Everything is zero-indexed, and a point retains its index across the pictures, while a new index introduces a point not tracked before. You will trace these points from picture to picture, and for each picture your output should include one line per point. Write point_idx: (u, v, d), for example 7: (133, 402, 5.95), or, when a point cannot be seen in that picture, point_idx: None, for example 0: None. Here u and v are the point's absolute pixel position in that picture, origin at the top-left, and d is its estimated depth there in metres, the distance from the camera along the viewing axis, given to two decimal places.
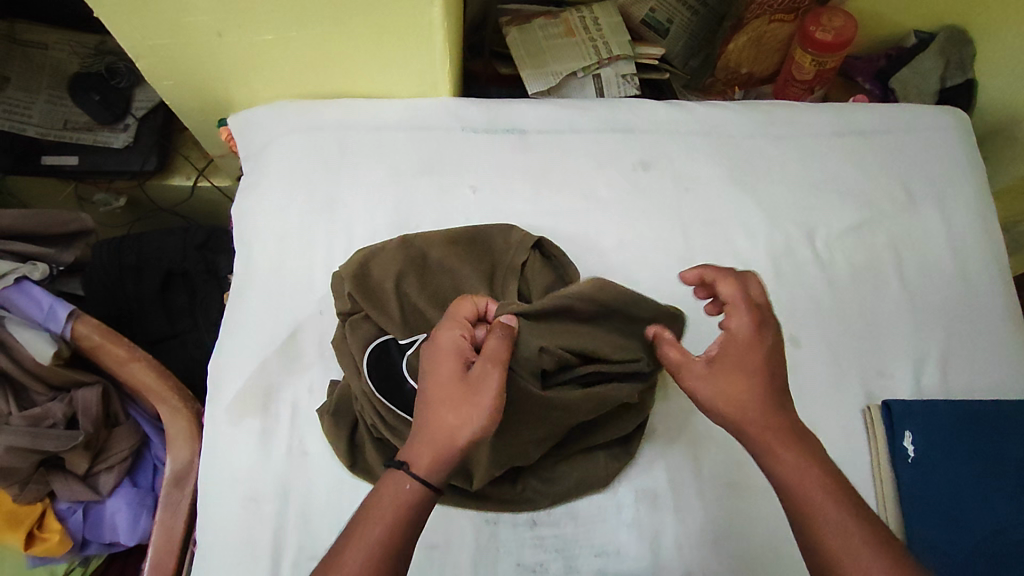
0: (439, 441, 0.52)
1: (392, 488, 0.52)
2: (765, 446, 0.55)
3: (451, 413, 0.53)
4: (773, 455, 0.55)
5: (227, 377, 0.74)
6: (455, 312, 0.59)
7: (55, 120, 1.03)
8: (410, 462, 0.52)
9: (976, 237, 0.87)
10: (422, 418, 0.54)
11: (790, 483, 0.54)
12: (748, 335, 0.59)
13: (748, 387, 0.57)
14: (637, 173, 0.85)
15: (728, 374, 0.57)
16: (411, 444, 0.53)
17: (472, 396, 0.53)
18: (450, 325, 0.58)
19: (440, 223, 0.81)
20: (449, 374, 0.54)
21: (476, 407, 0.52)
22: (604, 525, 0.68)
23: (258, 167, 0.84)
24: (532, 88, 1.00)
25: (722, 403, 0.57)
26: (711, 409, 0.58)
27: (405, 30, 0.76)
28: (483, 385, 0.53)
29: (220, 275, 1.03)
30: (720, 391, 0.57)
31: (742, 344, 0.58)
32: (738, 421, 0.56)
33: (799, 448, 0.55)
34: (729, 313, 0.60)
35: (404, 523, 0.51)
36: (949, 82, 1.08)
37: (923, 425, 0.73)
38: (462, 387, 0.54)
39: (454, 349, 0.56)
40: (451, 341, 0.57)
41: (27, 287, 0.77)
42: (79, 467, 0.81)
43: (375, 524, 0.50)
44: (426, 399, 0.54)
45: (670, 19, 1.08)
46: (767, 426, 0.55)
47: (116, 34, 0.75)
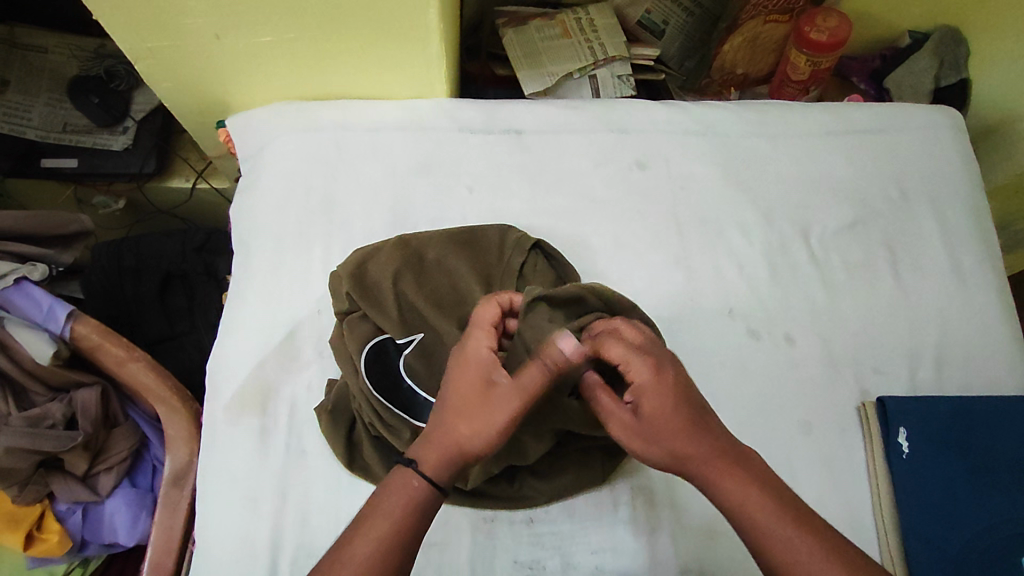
0: (448, 447, 0.53)
1: (399, 485, 0.52)
2: (707, 479, 0.53)
3: (463, 422, 0.53)
4: (718, 488, 0.53)
5: (226, 377, 0.74)
6: (481, 318, 0.58)
7: (53, 123, 1.04)
8: (418, 461, 0.53)
9: (970, 235, 0.87)
10: (437, 421, 0.54)
11: (736, 513, 0.52)
12: (653, 385, 0.54)
13: (677, 433, 0.53)
14: (633, 173, 0.86)
15: (652, 427, 0.54)
16: (422, 444, 0.54)
17: (486, 409, 0.52)
18: (476, 333, 0.57)
19: (438, 223, 0.81)
20: (467, 385, 0.54)
21: (487, 419, 0.52)
22: (601, 523, 0.68)
23: (257, 168, 0.84)
24: (529, 88, 1.00)
25: (655, 458, 0.54)
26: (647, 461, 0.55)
27: (403, 32, 0.77)
28: (499, 399, 0.52)
29: (219, 277, 1.03)
30: (652, 443, 0.54)
31: (655, 396, 0.53)
32: (676, 465, 0.54)
33: (744, 474, 0.53)
34: (628, 368, 0.54)
35: (409, 520, 0.51)
36: (944, 81, 1.08)
37: (918, 423, 0.73)
38: (478, 398, 0.53)
39: (478, 362, 0.55)
40: (477, 353, 0.56)
41: (27, 288, 0.77)
42: (78, 468, 0.81)
43: (381, 519, 0.51)
44: (443, 403, 0.55)
45: (665, 20, 1.08)
46: (707, 460, 0.53)
47: (116, 37, 0.76)
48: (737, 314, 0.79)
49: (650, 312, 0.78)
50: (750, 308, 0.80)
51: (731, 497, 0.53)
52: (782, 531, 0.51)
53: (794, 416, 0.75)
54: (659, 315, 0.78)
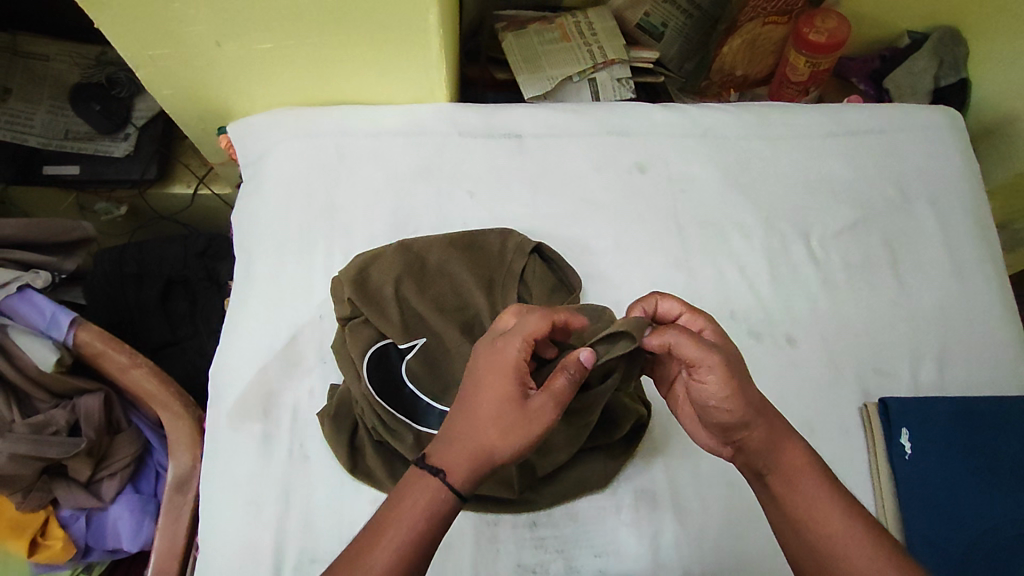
0: (479, 455, 0.51)
1: (424, 492, 0.50)
2: (777, 438, 0.54)
3: (498, 431, 0.51)
4: (782, 450, 0.54)
5: (228, 383, 0.74)
6: (525, 323, 0.55)
7: (56, 130, 1.04)
8: (445, 470, 0.51)
9: (970, 233, 0.87)
10: (466, 426, 0.52)
11: (794, 478, 0.53)
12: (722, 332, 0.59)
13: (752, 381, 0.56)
14: (633, 175, 0.86)
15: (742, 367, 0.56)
16: (446, 450, 0.51)
17: (524, 422, 0.51)
18: (514, 338, 0.54)
19: (439, 227, 0.81)
20: (506, 395, 0.51)
21: (523, 432, 0.51)
22: (604, 526, 0.68)
23: (258, 174, 0.84)
24: (528, 92, 1.01)
25: (748, 394, 0.53)
26: (740, 392, 0.53)
27: (404, 37, 0.77)
28: (536, 414, 0.51)
29: (220, 283, 1.03)
30: (744, 380, 0.54)
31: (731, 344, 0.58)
32: (758, 409, 0.53)
33: (800, 444, 0.54)
34: (692, 319, 0.60)
35: (429, 533, 0.50)
36: (943, 81, 1.09)
37: (920, 422, 0.73)
38: (514, 410, 0.51)
39: (514, 368, 0.53)
40: (514, 360, 0.53)
41: (31, 297, 0.78)
42: (81, 475, 0.81)
43: (403, 530, 0.49)
44: (474, 408, 0.52)
45: (665, 23, 1.08)
46: (775, 420, 0.54)
47: (117, 44, 0.76)
48: (738, 315, 0.79)
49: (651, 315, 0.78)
50: (751, 309, 0.80)
51: (794, 459, 0.53)
52: (837, 504, 0.52)
53: (797, 417, 0.75)
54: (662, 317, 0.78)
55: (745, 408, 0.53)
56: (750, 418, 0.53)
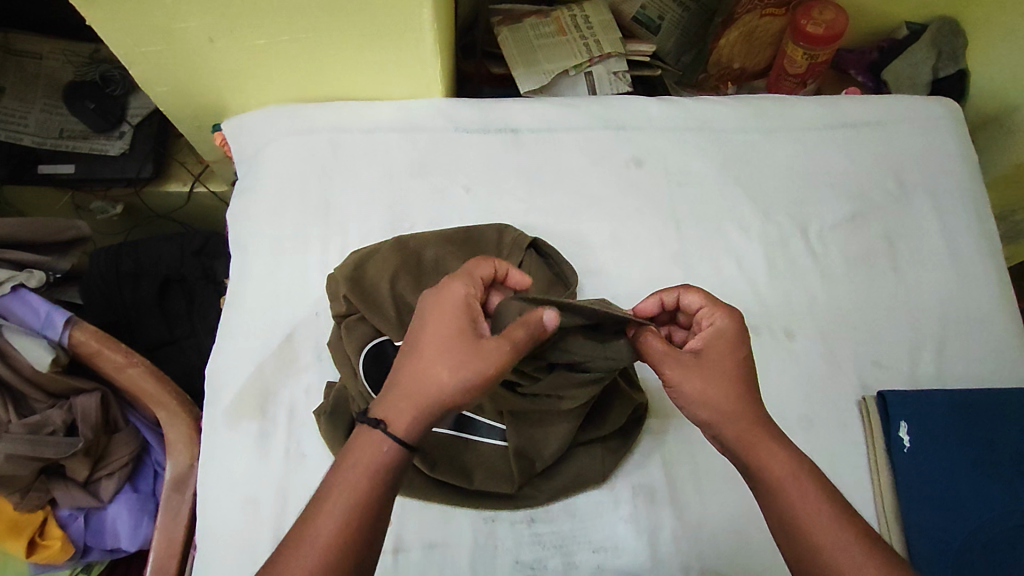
0: (423, 398, 0.52)
1: (368, 450, 0.50)
2: (749, 442, 0.54)
3: (442, 369, 0.52)
4: (757, 455, 0.54)
5: (225, 380, 0.74)
6: (470, 271, 0.60)
7: (50, 129, 1.03)
8: (387, 420, 0.51)
9: (970, 224, 0.87)
10: (409, 370, 0.53)
11: (773, 485, 0.53)
12: (729, 332, 0.59)
13: (730, 388, 0.56)
14: (631, 170, 0.85)
15: (719, 376, 0.57)
16: (387, 399, 0.52)
17: (471, 354, 0.53)
18: (463, 282, 0.58)
19: (435, 224, 0.81)
20: (452, 332, 0.54)
21: (469, 366, 0.52)
22: (602, 520, 0.68)
23: (254, 171, 0.84)
24: (524, 87, 1.00)
25: (712, 397, 0.56)
26: (691, 403, 0.57)
27: (397, 31, 0.77)
28: (484, 348, 0.53)
29: (217, 279, 1.03)
30: (706, 391, 0.56)
31: (728, 340, 0.59)
32: (722, 416, 0.56)
33: (784, 449, 0.54)
34: (708, 312, 0.61)
35: (372, 489, 0.49)
36: (942, 73, 1.06)
37: (920, 416, 0.72)
38: (461, 345, 0.53)
39: (462, 305, 0.56)
40: (461, 296, 0.56)
41: (24, 295, 0.78)
42: (79, 474, 0.81)
43: (344, 488, 0.49)
44: (418, 350, 0.54)
45: (661, 16, 1.09)
46: (748, 424, 0.55)
47: (109, 41, 0.75)
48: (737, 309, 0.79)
49: None
50: (749, 303, 0.79)
51: (771, 463, 0.53)
52: (819, 508, 0.51)
53: (796, 411, 0.74)
54: None
55: (703, 415, 0.56)
56: (720, 418, 0.56)
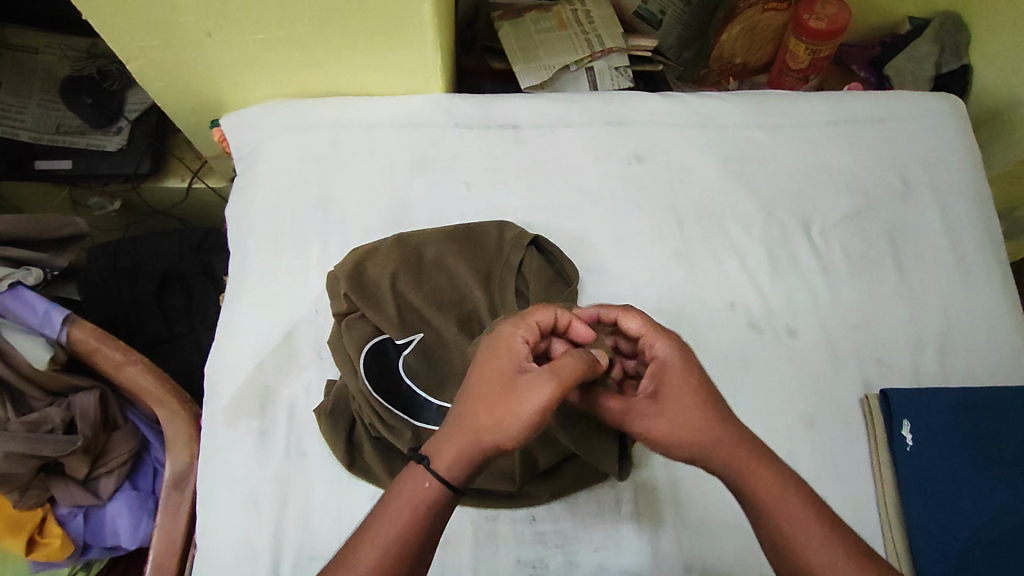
0: (466, 440, 0.50)
1: (410, 485, 0.50)
2: (741, 468, 0.53)
3: (485, 412, 0.50)
4: (750, 478, 0.53)
5: (224, 379, 0.73)
6: (527, 315, 0.56)
7: (47, 124, 1.02)
8: (431, 457, 0.50)
9: (973, 222, 0.86)
10: (456, 412, 0.52)
11: (768, 508, 0.51)
12: (679, 362, 0.55)
13: (708, 420, 0.54)
14: (632, 166, 0.85)
15: (690, 407, 0.54)
16: (435, 438, 0.52)
17: (514, 398, 0.50)
18: (519, 328, 0.55)
19: (434, 221, 0.80)
20: (498, 375, 0.51)
21: (511, 411, 0.49)
22: (603, 521, 0.68)
23: (253, 167, 0.83)
24: (525, 82, 0.99)
25: (693, 435, 0.53)
26: (668, 447, 0.54)
27: (397, 27, 0.76)
28: (531, 391, 0.49)
29: (216, 276, 1.03)
30: (685, 432, 0.53)
31: (680, 368, 0.55)
32: (703, 451, 0.53)
33: (772, 468, 0.53)
34: (651, 340, 0.57)
35: (415, 531, 0.49)
36: (944, 68, 1.08)
37: (922, 414, 0.72)
38: (506, 387, 0.50)
39: (511, 350, 0.53)
40: (510, 343, 0.54)
41: (22, 293, 0.77)
42: (78, 472, 0.81)
43: (388, 523, 0.49)
44: (466, 393, 0.52)
45: (663, 11, 1.08)
46: (735, 448, 0.53)
47: (105, 35, 0.75)
48: (738, 307, 0.78)
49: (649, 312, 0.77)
50: (752, 300, 0.79)
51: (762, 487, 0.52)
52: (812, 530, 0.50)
53: (797, 409, 0.74)
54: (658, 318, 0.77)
55: (685, 455, 0.54)
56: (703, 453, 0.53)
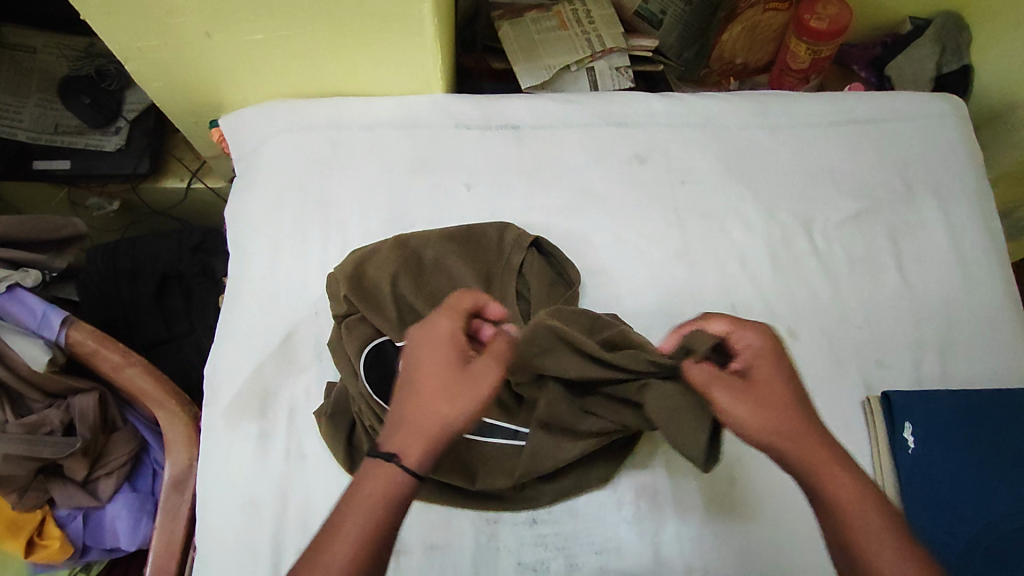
0: (432, 432, 0.51)
1: (379, 482, 0.49)
2: (822, 466, 0.51)
3: (446, 402, 0.51)
4: (821, 474, 0.51)
5: (224, 381, 0.73)
6: (452, 301, 0.57)
7: (45, 124, 1.02)
8: (400, 453, 0.50)
9: (974, 222, 0.86)
10: (412, 406, 0.52)
11: (839, 509, 0.50)
12: (768, 352, 0.57)
13: (794, 413, 0.53)
14: (633, 167, 0.85)
15: (774, 400, 0.54)
16: (397, 433, 0.51)
17: (472, 385, 0.53)
18: (449, 317, 0.56)
19: (435, 222, 0.80)
20: (449, 365, 0.53)
21: (472, 397, 0.52)
22: (604, 523, 0.68)
23: (252, 168, 0.83)
24: (526, 82, 0.99)
25: (783, 420, 0.53)
26: (757, 432, 0.53)
27: (397, 27, 0.76)
28: (483, 378, 0.53)
29: (215, 276, 1.03)
30: (771, 417, 0.53)
31: (766, 359, 0.56)
32: (785, 439, 0.52)
33: (850, 472, 0.51)
34: (739, 335, 0.58)
35: (387, 524, 0.48)
36: (946, 69, 1.07)
37: (924, 416, 0.72)
38: (461, 376, 0.53)
39: (451, 340, 0.55)
40: (448, 332, 0.55)
41: (19, 295, 0.77)
42: (77, 474, 0.80)
43: (359, 520, 0.48)
44: (417, 385, 0.53)
45: (664, 10, 1.08)
46: (814, 442, 0.52)
47: (104, 36, 0.74)
48: (739, 309, 0.78)
49: (650, 313, 0.77)
50: (753, 302, 0.79)
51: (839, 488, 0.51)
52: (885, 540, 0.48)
53: None
54: (659, 320, 0.77)
55: (766, 441, 0.53)
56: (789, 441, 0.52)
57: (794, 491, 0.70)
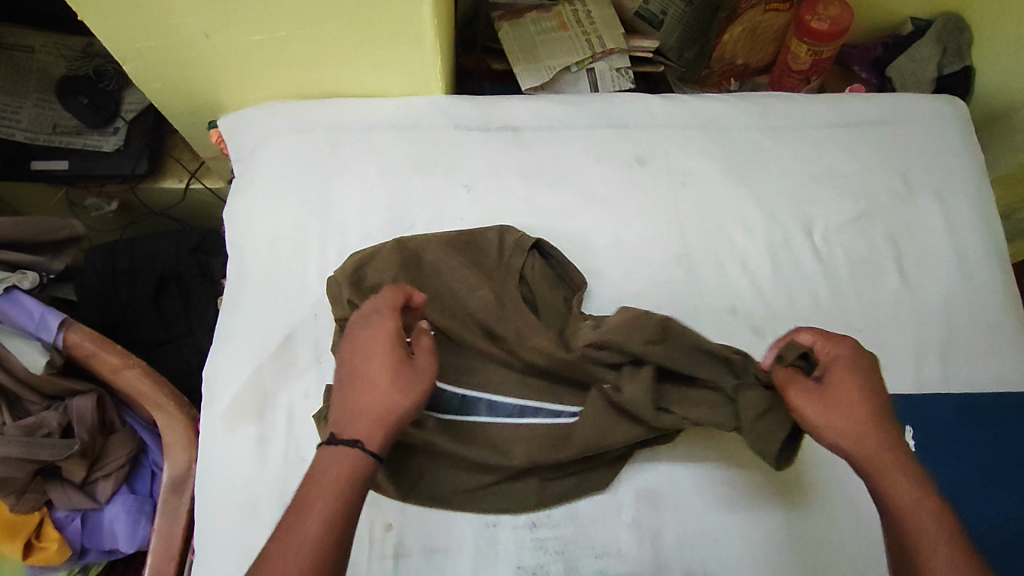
0: (387, 418, 0.54)
1: (344, 464, 0.52)
2: (885, 469, 0.55)
3: (397, 390, 0.55)
4: (883, 476, 0.55)
5: (223, 383, 0.73)
6: (385, 297, 0.60)
7: (43, 124, 1.01)
8: (362, 439, 0.53)
9: (976, 225, 0.86)
10: (365, 394, 0.54)
11: (896, 509, 0.54)
12: (851, 362, 0.60)
13: (868, 419, 0.57)
14: (634, 169, 0.84)
15: (848, 404, 0.57)
16: (355, 421, 0.53)
17: (417, 374, 0.56)
18: (385, 311, 0.59)
19: (434, 224, 0.80)
20: (393, 356, 0.56)
21: (419, 385, 0.56)
22: (604, 526, 0.68)
23: (251, 169, 0.82)
24: (526, 83, 0.99)
25: (855, 425, 0.56)
26: (830, 435, 0.57)
27: (398, 29, 0.76)
28: (424, 366, 0.57)
29: (214, 278, 1.02)
30: (843, 423, 0.57)
31: (848, 368, 0.60)
32: (857, 443, 0.56)
33: (910, 478, 0.54)
34: (826, 346, 0.62)
35: (353, 500, 0.51)
36: (947, 69, 1.07)
37: (925, 420, 0.74)
38: (405, 366, 0.56)
39: (391, 333, 0.57)
40: (385, 326, 0.58)
41: (17, 297, 0.76)
42: (76, 476, 0.80)
43: (327, 497, 0.50)
44: (366, 377, 0.55)
45: (664, 11, 1.07)
46: (884, 447, 0.55)
47: (102, 36, 0.74)
48: (740, 312, 0.78)
49: None
50: (755, 304, 0.79)
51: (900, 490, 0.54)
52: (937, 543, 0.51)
53: None
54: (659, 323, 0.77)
55: (839, 446, 0.57)
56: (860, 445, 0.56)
57: (793, 494, 0.70)
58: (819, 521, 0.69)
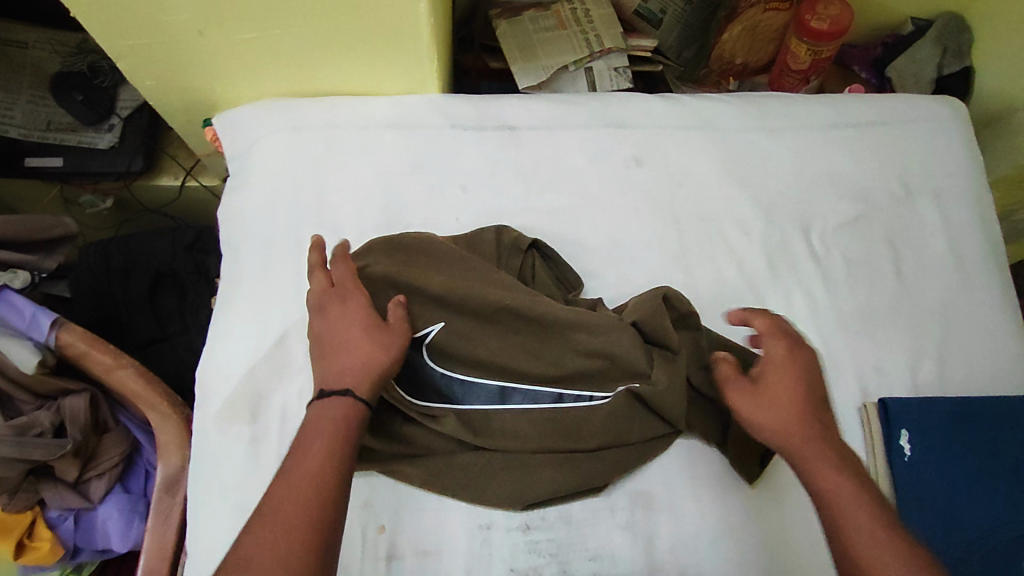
0: (374, 368, 0.60)
1: (336, 412, 0.57)
2: (807, 463, 0.58)
3: (378, 344, 0.61)
4: (811, 472, 0.57)
5: (216, 384, 0.72)
6: (344, 276, 0.67)
7: (37, 121, 1.01)
8: (354, 387, 0.58)
9: (973, 228, 0.85)
10: (348, 352, 0.61)
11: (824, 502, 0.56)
12: (786, 360, 0.63)
13: (795, 416, 0.60)
14: (631, 170, 0.84)
15: (775, 400, 0.61)
16: (340, 375, 0.59)
17: (394, 331, 0.63)
18: (348, 287, 0.66)
19: (429, 224, 0.79)
20: (368, 319, 0.63)
21: (398, 340, 0.63)
22: (598, 528, 0.67)
23: (245, 167, 0.82)
24: (523, 82, 0.98)
25: (780, 421, 0.60)
26: (761, 429, 0.61)
27: (393, 28, 0.75)
28: (400, 325, 0.64)
29: (209, 276, 1.01)
30: (769, 417, 0.60)
31: (782, 364, 0.63)
32: (782, 440, 0.59)
33: (845, 474, 0.56)
34: (768, 339, 0.65)
35: (349, 439, 0.56)
36: (946, 70, 1.06)
37: (920, 424, 0.71)
38: (380, 327, 0.63)
39: (361, 303, 0.65)
40: (354, 297, 0.65)
41: (6, 295, 0.76)
42: (68, 475, 0.80)
43: (327, 437, 0.55)
44: (344, 340, 0.62)
45: (664, 10, 1.06)
46: (811, 443, 0.58)
47: (95, 34, 0.73)
48: None
49: None
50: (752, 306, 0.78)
51: (826, 482, 0.56)
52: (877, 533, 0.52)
53: None
54: None
55: (772, 441, 0.60)
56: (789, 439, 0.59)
57: (787, 496, 0.70)
58: (813, 524, 0.69)
